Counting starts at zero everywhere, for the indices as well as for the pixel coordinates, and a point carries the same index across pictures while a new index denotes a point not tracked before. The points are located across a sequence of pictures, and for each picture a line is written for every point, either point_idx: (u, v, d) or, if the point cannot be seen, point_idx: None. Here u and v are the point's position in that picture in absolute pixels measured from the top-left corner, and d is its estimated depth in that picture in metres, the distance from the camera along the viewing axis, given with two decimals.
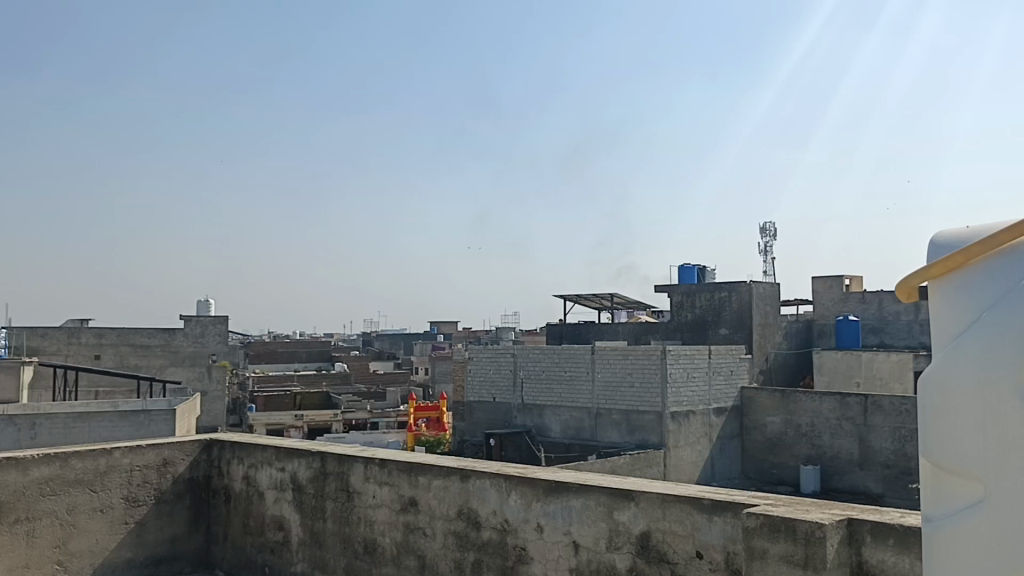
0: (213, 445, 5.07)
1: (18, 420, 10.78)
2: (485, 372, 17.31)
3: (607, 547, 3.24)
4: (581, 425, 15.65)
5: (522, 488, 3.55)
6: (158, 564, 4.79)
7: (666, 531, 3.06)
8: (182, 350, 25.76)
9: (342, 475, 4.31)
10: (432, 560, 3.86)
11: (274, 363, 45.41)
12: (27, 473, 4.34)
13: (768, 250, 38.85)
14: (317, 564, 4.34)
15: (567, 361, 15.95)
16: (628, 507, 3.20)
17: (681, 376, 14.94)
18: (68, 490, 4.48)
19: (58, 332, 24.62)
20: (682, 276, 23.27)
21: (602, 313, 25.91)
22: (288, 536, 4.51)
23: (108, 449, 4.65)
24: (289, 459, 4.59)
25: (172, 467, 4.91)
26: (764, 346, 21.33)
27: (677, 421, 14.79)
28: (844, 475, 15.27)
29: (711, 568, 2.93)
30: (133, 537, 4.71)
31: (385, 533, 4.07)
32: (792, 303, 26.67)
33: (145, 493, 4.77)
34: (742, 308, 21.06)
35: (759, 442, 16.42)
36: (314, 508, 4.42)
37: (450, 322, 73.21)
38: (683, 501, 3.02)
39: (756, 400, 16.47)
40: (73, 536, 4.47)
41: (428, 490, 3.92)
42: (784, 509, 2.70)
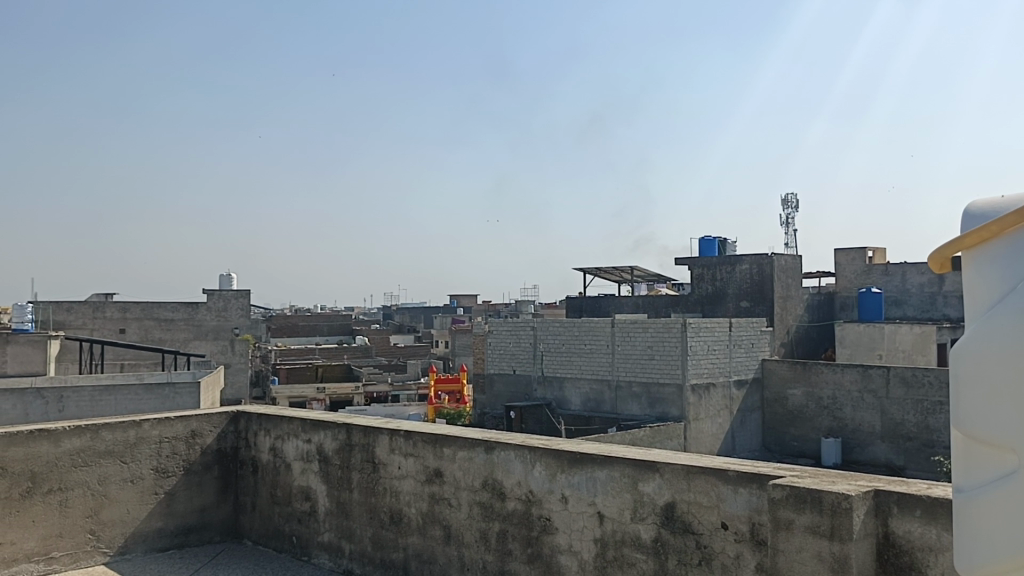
0: (240, 417, 5.13)
1: (46, 394, 10.93)
2: (505, 345, 17.39)
3: (631, 518, 3.27)
4: (601, 398, 15.69)
5: (547, 458, 3.58)
6: (188, 533, 4.87)
7: (691, 502, 3.08)
8: (206, 324, 26.01)
9: (368, 446, 4.35)
10: (457, 530, 3.90)
11: (296, 336, 45.80)
12: (58, 444, 4.42)
13: (790, 221, 38.52)
14: (344, 534, 4.40)
15: (586, 334, 15.97)
16: (653, 478, 3.21)
17: (701, 348, 14.90)
18: (99, 461, 4.55)
19: (83, 306, 24.89)
20: (703, 249, 23.16)
21: (622, 286, 25.87)
22: (315, 506, 4.58)
23: (137, 421, 4.71)
24: (315, 431, 4.63)
25: (201, 439, 4.98)
26: (785, 319, 21.23)
27: (697, 393, 14.79)
28: (865, 448, 15.22)
29: (735, 539, 2.94)
30: (163, 507, 4.78)
31: (411, 504, 4.11)
32: (815, 274, 26.46)
33: (175, 464, 4.84)
34: (764, 280, 20.95)
35: (780, 415, 16.40)
36: (340, 479, 4.47)
37: (470, 296, 73.34)
38: (708, 472, 3.03)
39: (777, 372, 16.44)
40: (105, 506, 4.56)
41: (453, 460, 3.96)
42: (810, 481, 2.70)
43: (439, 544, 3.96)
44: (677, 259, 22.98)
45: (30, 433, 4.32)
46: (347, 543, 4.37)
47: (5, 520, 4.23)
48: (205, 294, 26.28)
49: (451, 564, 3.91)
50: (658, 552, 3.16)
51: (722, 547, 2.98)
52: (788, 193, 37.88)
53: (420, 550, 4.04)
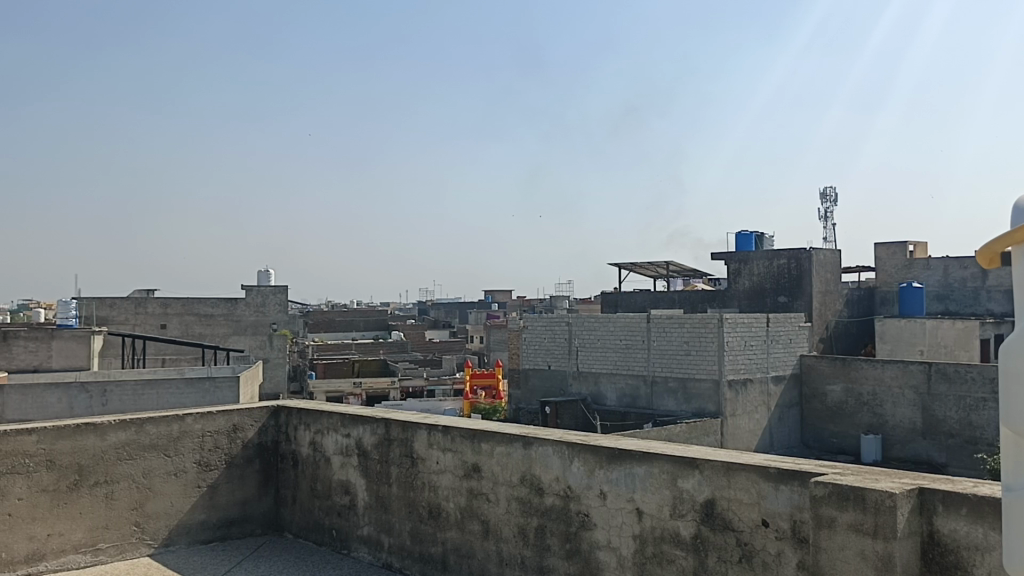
0: (281, 411, 5.19)
1: (90, 388, 11.13)
2: (540, 340, 17.41)
3: (671, 514, 3.25)
4: (637, 393, 15.63)
5: (585, 455, 3.57)
6: (230, 526, 4.94)
7: (731, 500, 3.06)
8: (245, 319, 26.33)
9: (406, 441, 4.38)
10: (496, 525, 3.92)
11: (333, 331, 46.21)
12: (104, 438, 4.51)
13: (828, 216, 38.06)
14: (383, 527, 4.44)
15: (622, 329, 15.92)
16: (692, 475, 3.20)
17: (738, 343, 14.76)
18: (143, 455, 4.63)
19: (125, 302, 25.32)
20: (740, 243, 22.95)
21: (658, 281, 25.74)
22: (354, 500, 4.62)
23: (180, 415, 4.78)
24: (354, 426, 4.67)
25: (242, 433, 5.05)
26: (824, 314, 20.96)
27: (734, 389, 14.67)
28: (906, 444, 15.00)
29: (777, 537, 2.91)
30: (206, 500, 4.86)
31: (449, 499, 4.13)
32: (854, 270, 26.10)
33: (217, 458, 4.91)
34: (802, 275, 20.70)
35: (819, 411, 16.24)
36: (379, 473, 4.51)
37: (505, 291, 73.47)
38: (749, 468, 3.01)
39: (816, 367, 16.28)
40: (150, 498, 4.64)
41: (492, 456, 3.97)
42: (853, 478, 2.68)
43: (478, 539, 3.98)
44: (714, 254, 22.82)
45: (77, 426, 4.42)
46: (386, 537, 4.41)
47: (53, 511, 4.33)
48: (244, 290, 26.57)
49: (490, 558, 3.92)
50: (698, 549, 3.15)
51: (763, 545, 2.96)
52: (827, 187, 37.41)
53: (458, 544, 4.06)
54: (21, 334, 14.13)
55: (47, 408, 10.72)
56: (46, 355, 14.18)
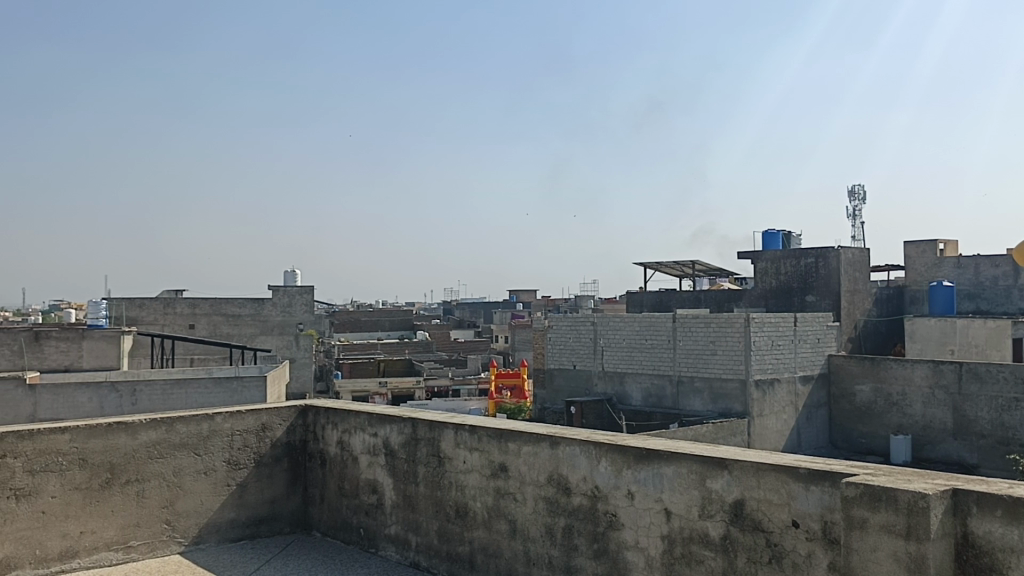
0: (309, 410, 5.24)
1: (120, 387, 11.27)
2: (565, 340, 17.41)
3: (699, 515, 3.23)
4: (662, 394, 15.57)
5: (612, 454, 3.56)
6: (259, 524, 4.98)
7: (760, 500, 3.04)
8: (271, 319, 26.54)
9: (433, 440, 4.39)
10: (523, 525, 3.91)
11: (358, 330, 46.51)
12: (136, 437, 4.55)
13: (857, 214, 37.65)
14: (410, 526, 4.46)
15: (647, 329, 15.86)
16: (721, 475, 3.18)
17: (765, 343, 14.65)
18: (174, 453, 4.67)
19: (154, 302, 25.58)
20: (766, 242, 22.77)
21: (684, 281, 25.62)
22: (382, 499, 4.64)
23: (210, 414, 4.82)
24: (381, 425, 4.69)
25: (271, 432, 5.08)
26: (853, 314, 20.74)
27: (762, 389, 14.55)
28: (937, 445, 14.78)
29: (807, 537, 2.89)
30: (235, 498, 4.90)
31: (476, 498, 4.14)
32: (883, 268, 25.80)
33: (246, 457, 4.94)
34: (830, 274, 20.49)
35: (848, 411, 16.11)
36: (406, 472, 4.52)
37: (529, 291, 73.44)
38: (779, 469, 2.98)
39: (844, 368, 16.16)
40: (180, 496, 4.68)
41: (519, 455, 3.97)
42: (885, 479, 2.64)
43: (505, 539, 3.98)
44: (740, 253, 22.67)
45: (109, 425, 4.47)
46: (414, 536, 4.42)
47: (86, 509, 4.38)
48: (271, 291, 26.77)
49: (517, 558, 3.92)
50: (727, 549, 3.13)
51: (793, 545, 2.93)
52: (855, 185, 37.02)
53: (486, 544, 4.06)
54: (53, 335, 14.34)
55: (78, 407, 10.90)
56: (77, 355, 14.37)
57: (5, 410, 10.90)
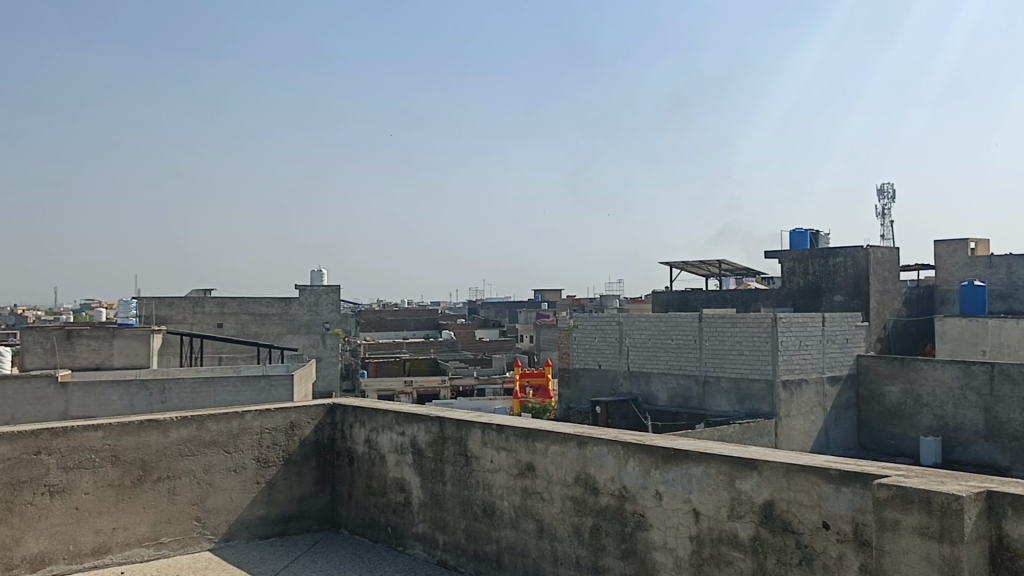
0: (337, 409, 5.27)
1: (149, 385, 11.48)
2: (591, 339, 17.38)
3: (729, 515, 3.22)
4: (688, 394, 15.49)
5: (640, 455, 3.55)
6: (287, 522, 5.01)
7: (790, 501, 3.02)
8: (298, 318, 26.74)
9: (461, 439, 4.40)
10: (550, 524, 3.91)
11: (384, 330, 46.73)
12: (167, 434, 4.61)
13: (886, 212, 37.24)
14: (437, 525, 4.47)
15: (674, 329, 15.79)
16: (751, 475, 3.15)
17: (793, 343, 14.52)
18: (204, 451, 4.72)
19: (183, 301, 25.82)
20: (794, 241, 22.58)
21: (710, 281, 25.49)
22: (409, 497, 4.66)
23: (239, 412, 4.86)
24: (409, 424, 4.71)
25: (299, 430, 5.11)
26: (882, 313, 20.51)
27: (789, 390, 14.44)
28: (967, 447, 14.55)
29: (838, 539, 2.86)
30: (264, 496, 4.93)
31: (503, 497, 4.14)
32: (913, 267, 25.46)
33: (275, 454, 4.98)
34: (859, 274, 20.28)
35: (877, 412, 15.95)
36: (434, 471, 4.54)
37: (554, 290, 73.35)
38: (809, 470, 2.97)
39: (873, 368, 16.02)
40: (210, 494, 4.73)
41: (546, 455, 3.97)
42: (917, 480, 2.62)
43: (533, 538, 3.98)
44: (767, 252, 22.50)
45: (140, 423, 4.53)
46: (441, 534, 4.44)
47: (118, 505, 4.44)
48: (297, 290, 26.96)
49: (544, 557, 3.92)
50: (757, 550, 3.11)
51: (824, 547, 2.91)
52: (884, 183, 36.64)
53: (513, 543, 4.07)
54: (85, 333, 14.52)
55: (109, 404, 11.09)
56: (108, 353, 14.55)
57: (37, 407, 11.07)
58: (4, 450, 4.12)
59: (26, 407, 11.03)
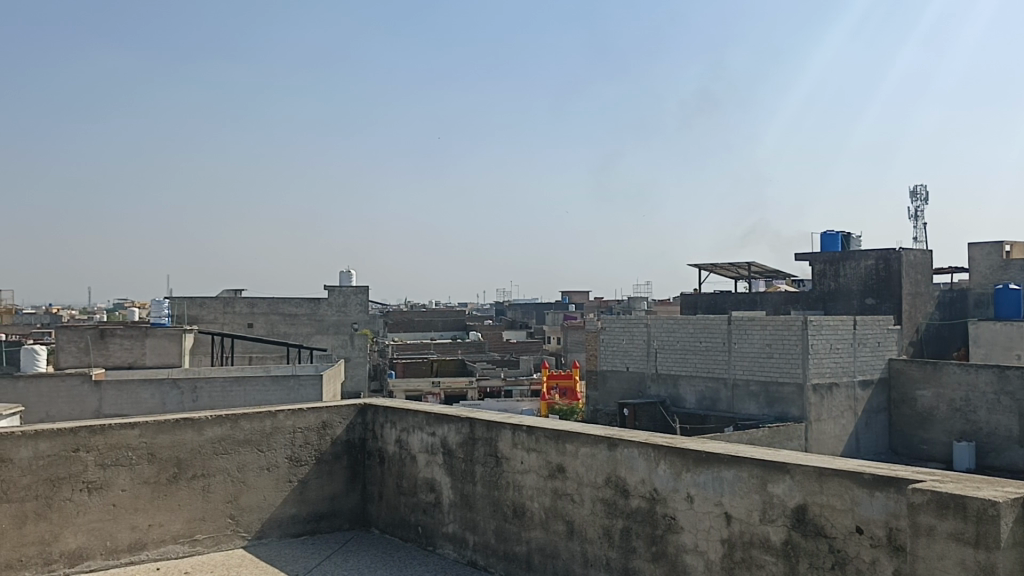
0: (368, 409, 5.30)
1: (181, 385, 11.71)
2: (618, 341, 17.34)
3: (761, 519, 3.20)
4: (717, 397, 15.41)
5: (671, 457, 3.55)
6: (319, 520, 5.06)
7: (824, 505, 3.00)
8: (327, 318, 26.96)
9: (491, 440, 4.42)
10: (580, 526, 3.92)
11: (412, 331, 46.99)
12: (202, 433, 4.67)
13: (919, 214, 36.79)
14: (467, 525, 4.49)
15: (702, 331, 15.71)
16: (783, 479, 3.14)
17: (824, 347, 14.37)
18: (238, 449, 4.77)
19: (214, 302, 26.11)
20: (825, 243, 22.38)
21: (739, 283, 25.34)
22: (439, 498, 4.69)
23: (273, 411, 4.91)
24: (439, 424, 4.74)
25: (331, 430, 5.16)
26: (915, 316, 20.27)
27: (819, 393, 14.30)
28: (1002, 453, 14.33)
29: (871, 544, 2.84)
30: (297, 495, 4.98)
31: (534, 498, 4.16)
32: (946, 270, 25.12)
33: (307, 453, 5.03)
34: (891, 277, 20.06)
35: (909, 417, 15.78)
36: (464, 472, 4.56)
37: (582, 292, 73.34)
38: (842, 474, 2.95)
39: (905, 372, 15.86)
40: (244, 492, 4.78)
41: (577, 457, 3.97)
42: (952, 485, 2.60)
43: (563, 540, 3.99)
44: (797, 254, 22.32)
45: (176, 422, 4.59)
46: (471, 535, 4.46)
47: (154, 503, 4.51)
48: (326, 290, 27.19)
49: (575, 559, 3.92)
50: (789, 554, 3.09)
51: (857, 552, 2.89)
52: (917, 185, 36.24)
53: (543, 544, 4.08)
54: (118, 333, 14.73)
55: (142, 403, 11.31)
56: (141, 352, 14.76)
57: (71, 406, 11.29)
58: (43, 447, 4.22)
59: (61, 406, 11.26)
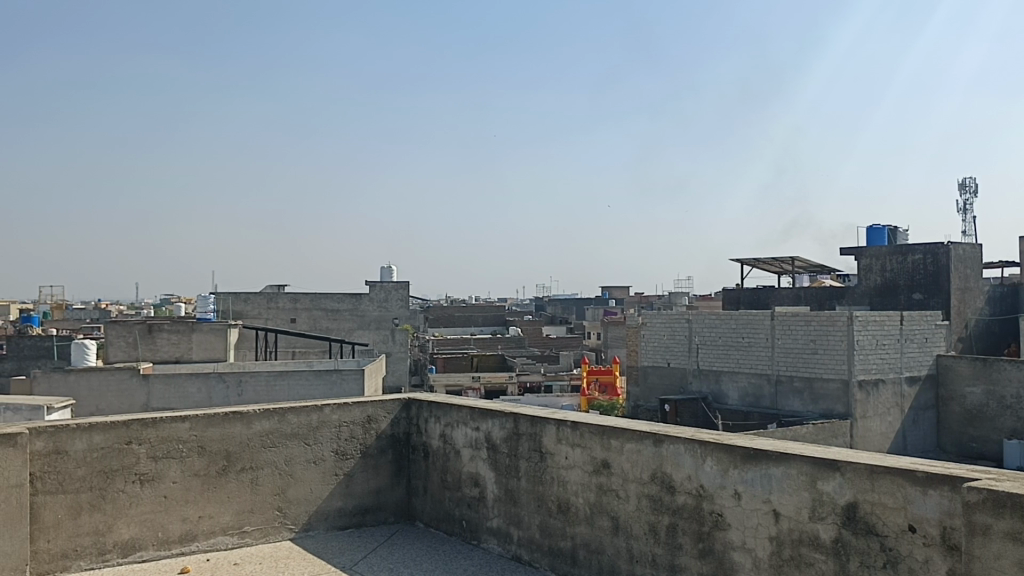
0: (412, 404, 5.33)
1: (227, 378, 11.91)
2: (660, 337, 17.25)
3: (810, 517, 3.17)
4: (760, 393, 15.25)
5: (719, 454, 3.52)
6: (365, 514, 5.11)
7: (875, 503, 2.96)
8: (369, 314, 27.25)
9: (536, 435, 4.42)
10: (626, 522, 3.91)
11: (452, 326, 47.27)
12: (250, 426, 4.74)
13: (968, 207, 36.01)
14: (512, 520, 4.50)
15: (744, 327, 15.55)
16: (834, 476, 3.10)
17: (869, 343, 14.15)
18: (285, 443, 4.83)
19: (258, 297, 26.48)
20: (871, 238, 22.03)
21: (783, 278, 25.06)
22: (484, 492, 4.70)
23: (319, 405, 4.96)
24: (484, 419, 4.75)
25: (376, 424, 5.20)
26: (964, 312, 19.88)
27: (865, 390, 14.09)
28: None
29: (924, 543, 2.80)
30: (343, 488, 5.03)
31: (578, 494, 4.15)
32: (997, 265, 24.57)
33: (353, 447, 5.08)
34: (940, 271, 19.68)
35: (958, 414, 15.50)
36: (508, 467, 4.57)
37: (622, 287, 73.03)
38: (894, 472, 2.90)
39: (954, 368, 15.56)
40: (291, 484, 4.84)
41: (622, 452, 3.96)
42: (1011, 485, 2.54)
43: (608, 535, 3.98)
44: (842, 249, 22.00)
45: (225, 415, 4.67)
46: (516, 530, 4.47)
47: (204, 495, 4.59)
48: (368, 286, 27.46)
49: (620, 555, 3.91)
50: (839, 553, 3.06)
51: (909, 551, 2.84)
52: (966, 177, 35.49)
53: (588, 540, 4.08)
54: (166, 328, 15.01)
55: (189, 397, 11.54)
56: (187, 347, 15.03)
57: (120, 399, 11.54)
58: (97, 439, 4.32)
59: (111, 400, 11.52)
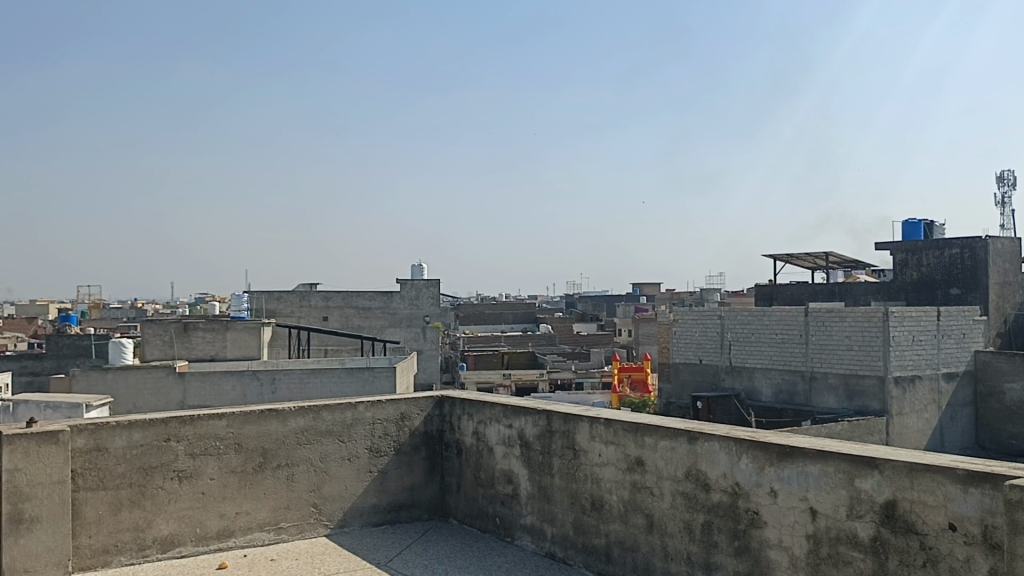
0: (445, 401, 5.36)
1: (261, 376, 12.04)
2: (692, 334, 17.15)
3: (848, 515, 3.14)
4: (794, 390, 15.11)
5: (754, 451, 3.50)
6: (399, 510, 5.14)
7: (914, 501, 2.92)
8: (400, 312, 27.36)
9: (568, 433, 4.42)
10: (660, 520, 3.89)
11: (482, 324, 47.35)
12: (286, 423, 4.78)
13: (1006, 200, 35.38)
14: (546, 517, 4.51)
15: (777, 323, 15.41)
16: (872, 475, 3.07)
17: (905, 339, 13.96)
18: (320, 440, 4.88)
19: (290, 296, 26.68)
20: (907, 232, 21.74)
21: (816, 273, 24.83)
22: (517, 489, 4.71)
23: (353, 403, 5.00)
24: (516, 417, 4.76)
25: (410, 422, 5.23)
26: (1002, 306, 19.57)
27: (901, 387, 13.90)
28: None
29: (965, 541, 2.76)
30: (377, 485, 5.07)
31: (612, 491, 4.15)
32: None
33: (387, 444, 5.11)
34: (977, 266, 19.38)
35: (997, 411, 15.29)
36: (541, 464, 4.57)
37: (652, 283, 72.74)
38: (934, 469, 2.86)
39: (993, 364, 15.32)
40: (326, 481, 4.89)
41: (655, 450, 3.95)
42: None
43: (643, 533, 3.97)
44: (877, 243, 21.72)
45: (261, 413, 4.72)
46: (549, 527, 4.47)
47: (241, 491, 4.64)
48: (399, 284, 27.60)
49: (654, 553, 3.90)
50: (877, 551, 3.03)
51: (950, 550, 2.80)
52: (1004, 169, 34.90)
53: (622, 537, 4.07)
54: (201, 326, 15.18)
55: (224, 394, 11.68)
56: (222, 345, 15.18)
57: (157, 397, 11.70)
58: (136, 436, 4.39)
59: (148, 398, 11.69)
